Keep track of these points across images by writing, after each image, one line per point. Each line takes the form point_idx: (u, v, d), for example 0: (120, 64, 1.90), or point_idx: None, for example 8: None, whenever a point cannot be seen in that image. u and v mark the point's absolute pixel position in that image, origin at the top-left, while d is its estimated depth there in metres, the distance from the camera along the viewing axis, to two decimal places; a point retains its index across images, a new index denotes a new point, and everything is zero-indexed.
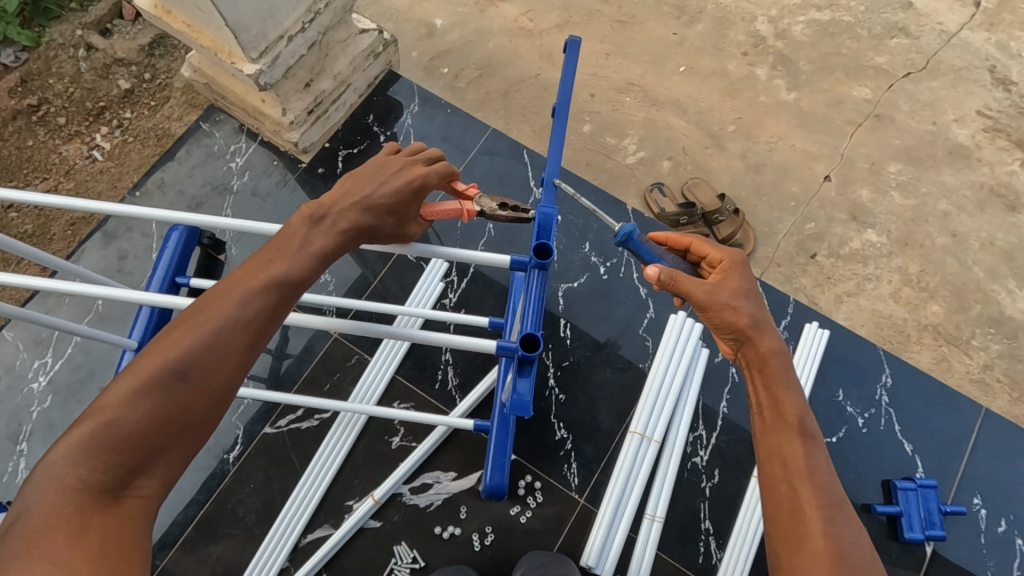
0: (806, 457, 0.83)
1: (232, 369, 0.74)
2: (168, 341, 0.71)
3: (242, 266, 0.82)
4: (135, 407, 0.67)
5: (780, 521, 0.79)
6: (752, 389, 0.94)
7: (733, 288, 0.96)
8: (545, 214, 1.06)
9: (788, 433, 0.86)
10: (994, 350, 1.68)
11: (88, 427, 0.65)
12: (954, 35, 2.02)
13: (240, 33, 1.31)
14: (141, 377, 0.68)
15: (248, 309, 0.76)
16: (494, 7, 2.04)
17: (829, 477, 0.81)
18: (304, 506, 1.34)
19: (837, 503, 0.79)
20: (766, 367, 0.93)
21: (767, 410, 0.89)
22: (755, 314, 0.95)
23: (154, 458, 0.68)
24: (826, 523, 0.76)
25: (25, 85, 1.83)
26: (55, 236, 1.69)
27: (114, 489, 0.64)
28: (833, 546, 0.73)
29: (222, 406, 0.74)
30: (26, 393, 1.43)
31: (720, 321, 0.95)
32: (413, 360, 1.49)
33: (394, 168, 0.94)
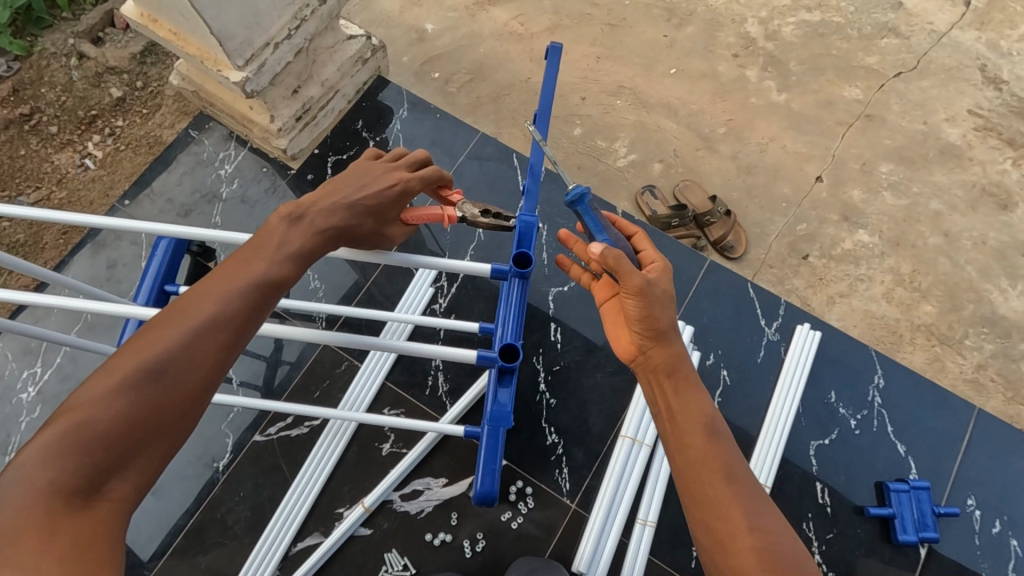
0: (724, 459, 0.83)
1: (210, 369, 0.73)
2: (144, 340, 0.70)
3: (222, 266, 0.81)
4: (109, 407, 0.66)
5: (710, 525, 0.79)
6: (656, 391, 0.92)
7: (664, 289, 0.92)
8: (526, 223, 1.10)
9: (706, 438, 0.85)
10: (987, 349, 1.67)
11: (60, 428, 0.64)
12: (944, 34, 2.02)
13: (224, 41, 1.31)
14: (116, 376, 0.67)
15: (227, 308, 0.75)
16: (484, 11, 2.04)
17: (748, 476, 0.83)
18: (294, 514, 1.34)
19: (758, 499, 0.80)
20: (676, 372, 0.91)
21: (681, 414, 0.88)
22: (672, 320, 0.92)
23: (129, 459, 0.66)
24: (751, 521, 0.78)
25: (18, 94, 1.83)
26: (47, 245, 1.68)
27: (85, 491, 0.62)
28: (761, 542, 0.76)
29: (200, 407, 0.72)
30: (16, 403, 1.42)
31: (642, 316, 0.90)
32: (403, 366, 1.49)
33: (376, 172, 0.94)
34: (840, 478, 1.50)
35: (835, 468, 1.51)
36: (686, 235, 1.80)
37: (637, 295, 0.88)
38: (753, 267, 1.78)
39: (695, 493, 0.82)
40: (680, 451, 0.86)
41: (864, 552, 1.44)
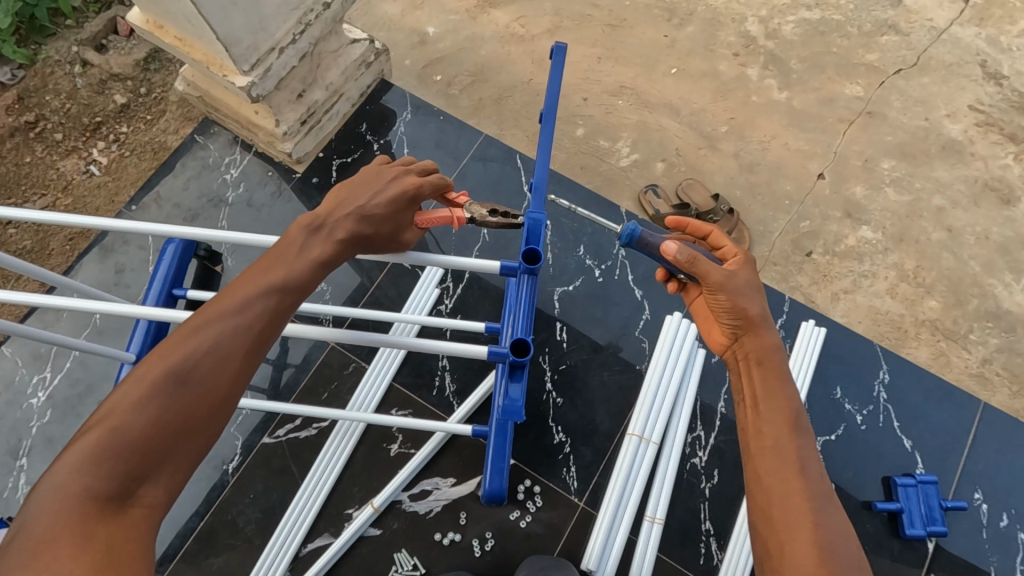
0: (796, 452, 0.89)
1: (235, 374, 0.74)
2: (170, 348, 0.71)
3: (243, 273, 0.82)
4: (139, 414, 0.66)
5: (770, 509, 0.84)
6: (745, 379, 1.00)
7: (749, 280, 1.02)
8: (534, 220, 1.06)
9: (780, 428, 0.91)
10: (992, 344, 1.67)
11: (93, 436, 0.64)
12: (944, 31, 2.02)
13: (231, 47, 1.32)
14: (144, 384, 0.68)
15: (250, 314, 0.76)
16: (485, 14, 2.05)
17: (819, 472, 0.87)
18: (305, 515, 1.34)
19: (826, 495, 0.85)
20: (764, 360, 0.99)
21: (762, 402, 0.95)
22: (760, 309, 1.01)
23: (160, 466, 0.67)
24: (813, 513, 0.82)
25: (23, 102, 1.84)
26: (54, 251, 1.68)
27: (119, 497, 0.63)
28: (819, 537, 0.80)
29: (226, 412, 0.73)
30: (26, 408, 1.43)
31: (731, 307, 1.00)
32: (410, 367, 1.50)
33: (388, 177, 0.95)
34: (847, 474, 1.50)
35: (842, 463, 1.51)
36: None
37: (719, 289, 1.00)
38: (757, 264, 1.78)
39: (760, 478, 0.88)
40: (755, 438, 0.92)
41: (872, 548, 1.44)
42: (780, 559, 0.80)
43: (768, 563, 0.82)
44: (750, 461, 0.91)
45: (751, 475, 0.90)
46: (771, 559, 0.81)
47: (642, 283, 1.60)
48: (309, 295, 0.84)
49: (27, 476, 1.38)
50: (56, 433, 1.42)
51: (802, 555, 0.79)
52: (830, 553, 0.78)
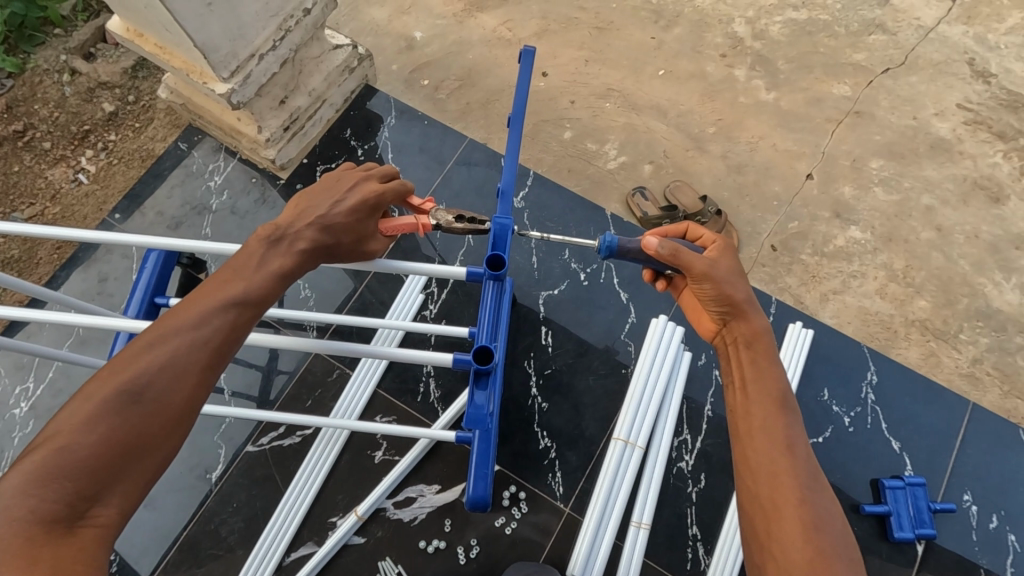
0: (785, 431, 0.88)
1: (191, 390, 0.73)
2: (123, 364, 0.70)
3: (200, 285, 0.81)
4: (90, 432, 0.65)
5: (759, 487, 0.84)
6: (734, 363, 0.99)
7: (731, 265, 0.99)
8: (501, 225, 1.09)
9: (768, 408, 0.90)
10: (983, 343, 1.66)
11: (40, 455, 0.63)
12: (932, 29, 2.02)
13: (209, 54, 1.32)
14: (96, 401, 0.67)
15: (207, 328, 0.76)
16: (472, 18, 2.05)
17: (807, 450, 0.86)
18: (288, 524, 1.33)
19: (814, 473, 0.84)
20: (753, 342, 0.97)
21: (750, 383, 0.94)
22: (745, 293, 0.98)
23: (112, 484, 0.66)
24: (802, 491, 0.81)
25: (11, 111, 1.84)
26: (41, 261, 1.67)
27: (69, 518, 0.62)
28: (807, 513, 0.79)
29: (182, 428, 0.72)
30: (9, 419, 1.43)
31: (715, 295, 0.97)
32: (394, 373, 1.49)
33: (349, 185, 0.95)
34: (835, 476, 1.49)
35: (830, 466, 1.51)
36: None
37: (704, 280, 0.96)
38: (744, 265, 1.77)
39: (748, 459, 0.87)
40: (742, 417, 0.91)
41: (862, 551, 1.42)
42: (768, 537, 0.80)
43: (756, 541, 0.81)
44: (738, 442, 0.90)
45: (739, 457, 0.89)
46: (759, 538, 0.81)
47: (627, 286, 1.59)
48: (269, 307, 0.84)
49: None
50: None
51: (790, 532, 0.78)
52: (818, 531, 0.77)
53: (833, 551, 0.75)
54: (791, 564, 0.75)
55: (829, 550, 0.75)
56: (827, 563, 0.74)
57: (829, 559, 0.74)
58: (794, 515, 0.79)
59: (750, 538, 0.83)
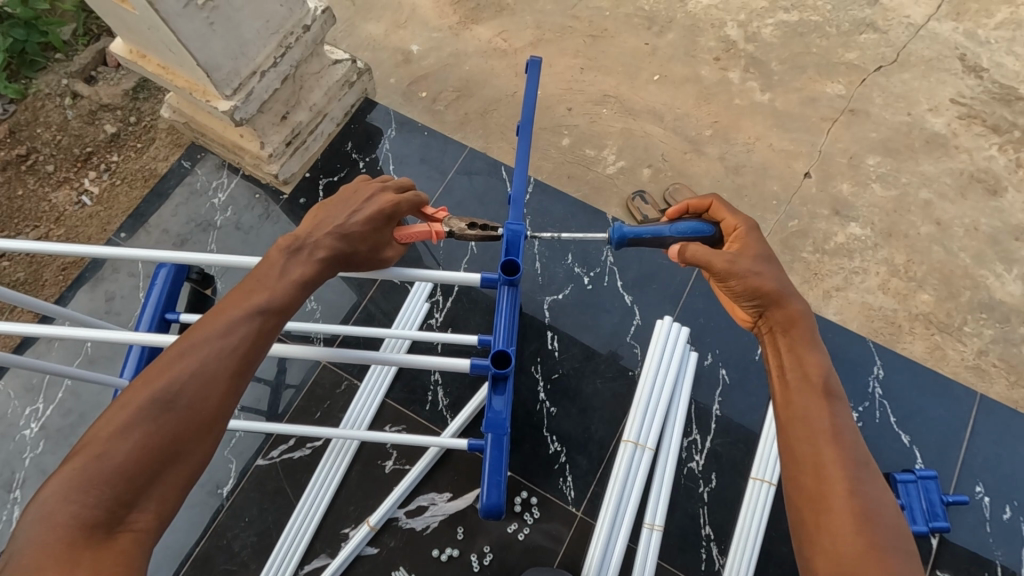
0: (830, 419, 0.87)
1: (222, 396, 0.74)
2: (155, 372, 0.71)
3: (225, 297, 0.82)
4: (125, 439, 0.66)
5: (804, 477, 0.83)
6: (773, 352, 0.99)
7: (758, 255, 1.00)
8: (514, 232, 1.11)
9: (811, 395, 0.90)
10: (987, 335, 1.66)
11: (79, 463, 0.64)
12: (922, 27, 2.04)
13: (212, 72, 1.34)
14: (130, 409, 0.68)
15: (234, 336, 0.77)
16: (468, 30, 2.08)
17: (853, 437, 0.85)
18: (300, 536, 1.33)
19: (862, 461, 0.83)
20: (790, 330, 0.97)
21: (790, 373, 0.94)
22: (780, 282, 0.97)
23: (148, 489, 0.67)
24: (850, 481, 0.80)
25: (14, 136, 1.86)
26: (47, 282, 1.68)
27: (108, 523, 0.63)
28: (858, 503, 0.78)
29: (214, 434, 0.73)
30: (19, 440, 1.43)
31: (744, 287, 0.98)
32: (403, 383, 1.49)
33: (366, 195, 0.96)
34: None
35: None
36: None
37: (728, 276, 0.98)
38: None
39: (791, 449, 0.87)
40: (785, 407, 0.91)
41: None
42: (815, 527, 0.79)
43: (803, 531, 0.81)
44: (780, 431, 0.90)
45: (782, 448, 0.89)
46: (806, 527, 0.80)
47: (632, 288, 1.60)
48: (294, 315, 0.85)
49: (21, 508, 1.38)
50: (49, 464, 1.41)
51: (840, 523, 0.77)
52: (868, 521, 0.76)
53: (884, 540, 0.75)
54: (841, 555, 0.75)
55: (880, 540, 0.75)
56: (880, 553, 0.73)
57: (882, 550, 0.74)
58: (844, 505, 0.78)
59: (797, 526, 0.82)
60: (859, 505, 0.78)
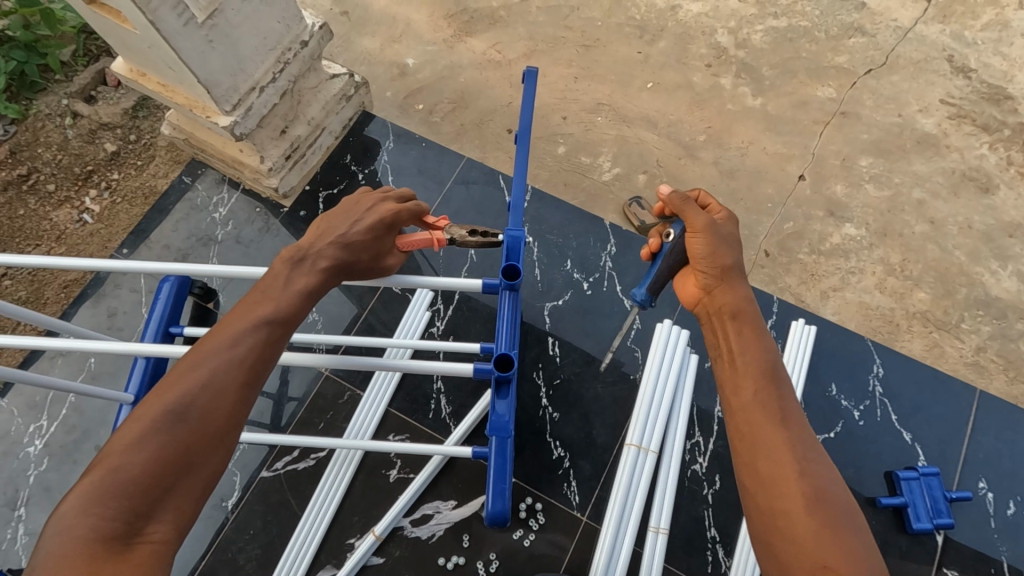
0: (779, 402, 0.87)
1: (232, 406, 0.74)
2: (165, 387, 0.72)
3: (232, 310, 0.83)
4: (139, 452, 0.67)
5: (756, 461, 0.83)
6: (723, 336, 0.99)
7: (727, 232, 1.07)
8: (513, 237, 1.11)
9: (758, 377, 0.90)
10: (984, 332, 1.67)
11: (96, 476, 0.65)
12: (909, 30, 2.07)
13: (211, 88, 1.36)
14: (143, 422, 0.69)
15: (241, 347, 0.78)
16: (462, 43, 2.11)
17: (800, 420, 0.86)
18: (306, 548, 1.33)
19: (810, 443, 0.83)
20: (739, 316, 0.98)
21: (739, 360, 0.93)
22: (734, 261, 1.04)
23: (164, 501, 0.67)
24: (801, 463, 0.80)
25: (14, 156, 1.87)
26: (49, 300, 1.69)
27: (125, 536, 0.63)
28: (809, 485, 0.78)
29: (225, 444, 0.73)
30: (23, 457, 1.43)
31: (709, 254, 1.04)
32: (405, 392, 1.50)
33: (368, 205, 0.98)
34: (847, 471, 1.48)
35: (842, 461, 1.50)
36: None
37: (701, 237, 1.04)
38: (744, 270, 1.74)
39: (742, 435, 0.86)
40: (734, 396, 0.90)
41: (881, 545, 1.41)
42: (772, 513, 0.78)
43: (759, 515, 0.79)
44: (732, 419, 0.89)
45: (733, 437, 0.88)
46: (763, 515, 0.79)
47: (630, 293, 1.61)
48: (299, 326, 0.86)
49: (26, 527, 1.37)
50: (54, 481, 1.41)
51: (794, 505, 0.77)
52: (822, 502, 0.77)
53: (837, 520, 0.75)
54: (799, 538, 0.74)
55: (833, 518, 0.75)
56: (836, 533, 0.74)
57: (836, 528, 0.74)
58: (796, 487, 0.78)
59: (752, 514, 0.81)
60: (812, 485, 0.78)
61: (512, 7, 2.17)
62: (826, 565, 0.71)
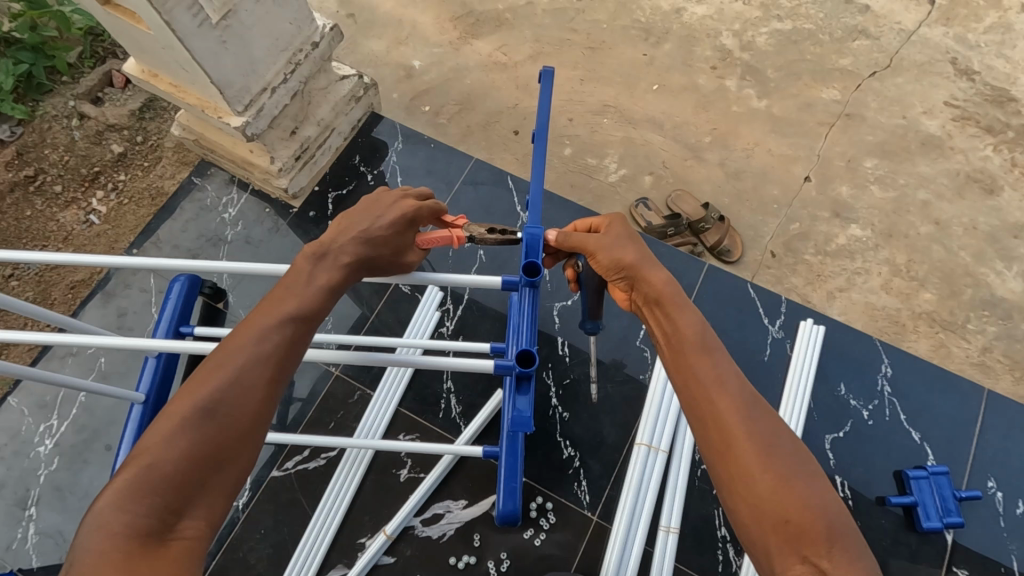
0: (714, 368, 0.85)
1: (260, 402, 0.75)
2: (195, 383, 0.73)
3: (256, 308, 0.84)
4: (172, 448, 0.68)
5: (709, 433, 0.80)
6: (655, 323, 0.96)
7: (622, 232, 1.01)
8: (532, 234, 1.03)
9: (689, 351, 0.87)
10: (991, 332, 1.72)
11: (130, 473, 0.66)
12: (912, 32, 2.09)
13: (224, 89, 1.36)
14: (175, 418, 0.69)
15: (267, 343, 0.78)
16: (468, 45, 2.13)
17: (739, 380, 0.84)
18: (317, 547, 1.33)
19: (753, 401, 0.81)
20: (663, 301, 0.94)
21: (673, 339, 0.90)
22: (638, 255, 0.98)
23: (197, 497, 0.68)
24: (748, 421, 0.79)
25: (21, 157, 1.88)
26: (57, 301, 1.72)
27: (160, 531, 0.64)
28: (757, 441, 0.77)
29: (254, 439, 0.74)
30: (32, 457, 1.43)
31: (607, 261, 0.98)
32: (415, 392, 1.50)
33: (387, 202, 0.98)
34: (856, 470, 1.48)
35: (851, 460, 1.50)
36: (683, 242, 1.82)
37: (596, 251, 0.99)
38: (751, 269, 1.84)
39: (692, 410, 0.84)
40: (677, 372, 0.88)
41: (891, 544, 1.42)
42: (731, 479, 0.76)
43: (722, 486, 0.77)
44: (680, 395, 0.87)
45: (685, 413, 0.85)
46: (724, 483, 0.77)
47: None
48: (322, 323, 0.87)
49: (36, 526, 1.37)
50: (64, 480, 1.41)
51: (749, 467, 0.75)
52: (772, 455, 0.75)
53: (791, 471, 0.74)
54: (761, 500, 0.73)
55: (786, 472, 0.74)
56: (790, 484, 0.73)
57: (789, 479, 0.73)
58: (748, 449, 0.76)
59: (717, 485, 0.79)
60: (759, 443, 0.76)
61: (518, 10, 2.18)
62: (788, 519, 0.70)
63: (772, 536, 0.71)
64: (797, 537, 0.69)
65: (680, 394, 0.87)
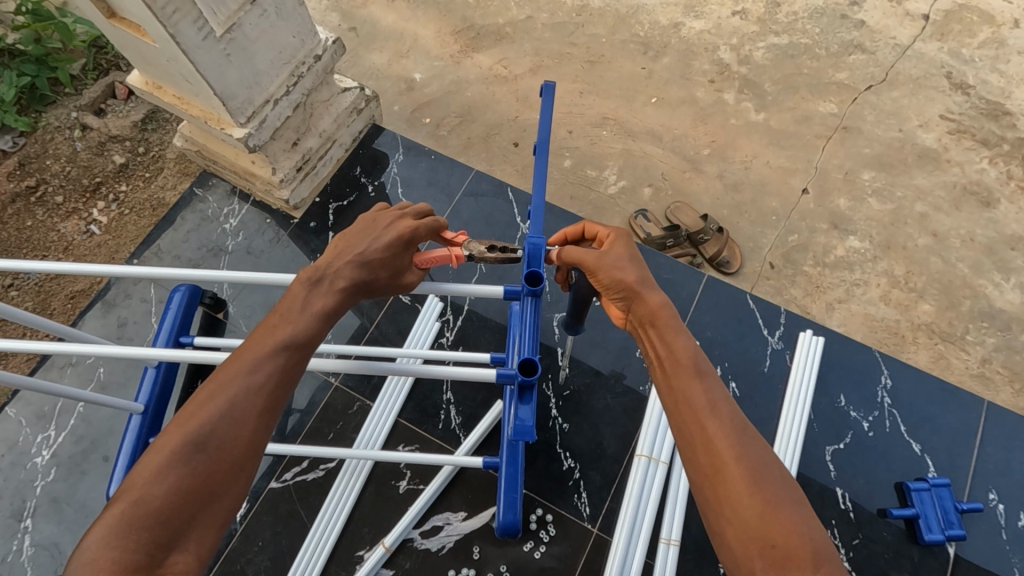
0: (706, 392, 0.85)
1: (252, 433, 0.75)
2: (186, 416, 0.73)
3: (250, 336, 0.84)
4: (160, 483, 0.68)
5: (697, 455, 0.80)
6: (648, 343, 0.96)
7: (624, 252, 0.99)
8: (534, 245, 1.04)
9: (682, 372, 0.88)
10: (990, 343, 1.73)
11: (120, 508, 0.65)
12: (907, 47, 2.11)
13: (227, 101, 1.38)
14: (165, 451, 0.69)
15: (260, 374, 0.79)
16: (469, 58, 2.15)
17: (731, 405, 0.84)
18: (315, 559, 1.32)
19: (743, 426, 0.81)
20: (657, 321, 0.94)
21: (665, 362, 0.90)
22: (639, 274, 0.97)
23: (187, 530, 0.68)
24: (738, 444, 0.79)
25: (24, 168, 1.89)
26: (56, 310, 1.72)
27: (147, 567, 0.63)
28: (747, 466, 0.76)
29: (246, 471, 0.74)
30: (30, 468, 1.42)
31: (608, 280, 0.97)
32: (414, 403, 1.50)
33: (384, 223, 0.98)
34: (858, 482, 1.48)
35: (852, 471, 1.49)
36: (683, 253, 1.83)
37: (597, 270, 0.98)
38: (751, 280, 1.85)
39: (682, 432, 0.84)
40: (669, 394, 0.88)
41: (893, 557, 1.41)
42: (718, 501, 0.76)
43: (709, 508, 0.77)
44: (671, 418, 0.87)
45: (675, 436, 0.85)
46: (711, 506, 0.77)
47: None
48: (315, 349, 0.87)
49: (32, 538, 1.36)
50: (61, 491, 1.40)
51: (737, 491, 0.75)
52: (761, 481, 0.75)
53: (778, 497, 0.74)
54: (747, 523, 0.73)
55: (774, 497, 0.74)
56: (778, 510, 0.73)
57: (775, 503, 0.73)
58: (737, 472, 0.76)
59: (705, 509, 0.79)
60: (748, 466, 0.77)
61: (519, 24, 2.21)
62: (774, 544, 0.70)
63: (759, 560, 0.70)
64: (784, 562, 0.69)
65: (671, 415, 0.87)
